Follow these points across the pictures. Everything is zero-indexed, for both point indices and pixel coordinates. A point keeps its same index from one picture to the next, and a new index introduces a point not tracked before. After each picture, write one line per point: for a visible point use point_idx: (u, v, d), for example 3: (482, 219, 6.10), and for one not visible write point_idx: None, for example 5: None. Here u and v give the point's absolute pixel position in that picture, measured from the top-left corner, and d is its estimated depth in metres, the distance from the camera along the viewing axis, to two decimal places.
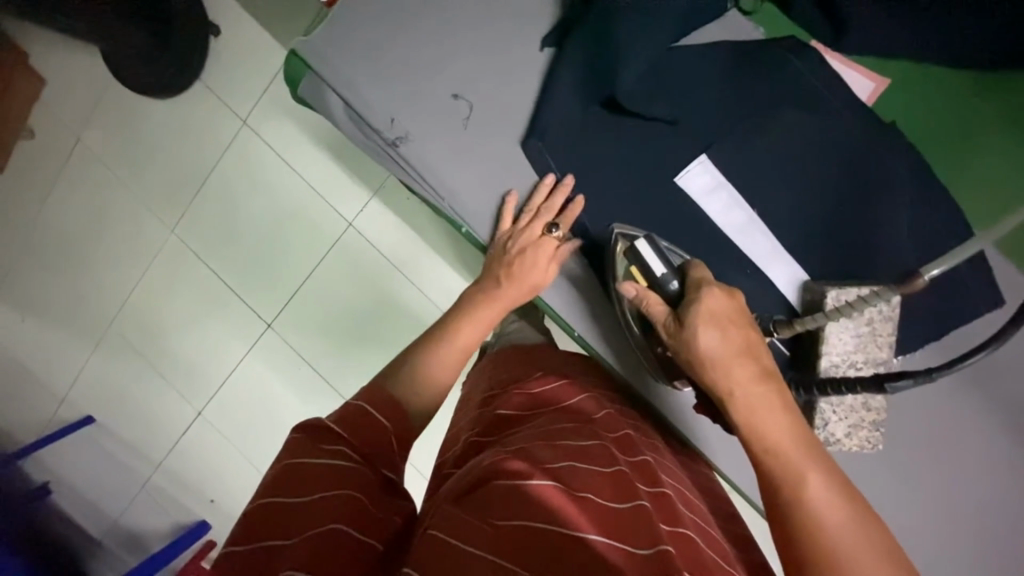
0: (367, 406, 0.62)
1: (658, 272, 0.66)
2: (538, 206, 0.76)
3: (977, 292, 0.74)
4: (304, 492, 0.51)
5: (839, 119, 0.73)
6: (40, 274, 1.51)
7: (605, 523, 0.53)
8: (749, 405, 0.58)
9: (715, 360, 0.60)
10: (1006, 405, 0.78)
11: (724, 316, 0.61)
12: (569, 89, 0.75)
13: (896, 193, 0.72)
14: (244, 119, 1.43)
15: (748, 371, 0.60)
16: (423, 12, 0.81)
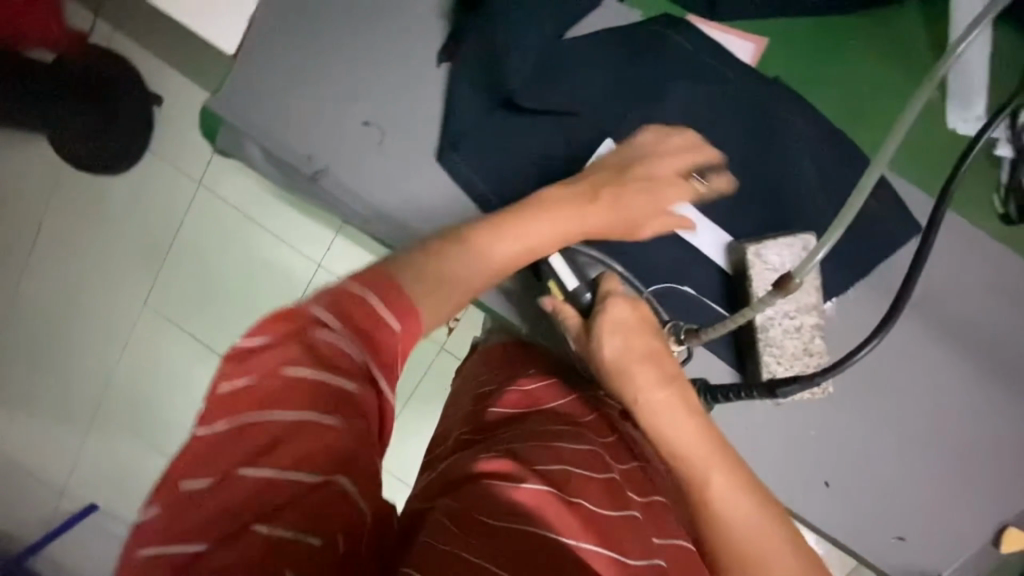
0: (358, 288, 0.52)
1: (571, 286, 0.68)
2: (660, 150, 0.72)
3: (896, 224, 0.76)
4: (287, 433, 0.44)
5: (732, 81, 0.75)
6: (17, 372, 1.50)
7: (597, 531, 0.50)
8: (652, 409, 0.62)
9: (626, 372, 0.64)
10: (950, 328, 0.79)
11: (628, 324, 0.64)
12: (470, 99, 0.77)
13: (795, 145, 0.75)
14: (199, 180, 1.44)
15: (650, 375, 0.63)
16: (319, 47, 0.83)
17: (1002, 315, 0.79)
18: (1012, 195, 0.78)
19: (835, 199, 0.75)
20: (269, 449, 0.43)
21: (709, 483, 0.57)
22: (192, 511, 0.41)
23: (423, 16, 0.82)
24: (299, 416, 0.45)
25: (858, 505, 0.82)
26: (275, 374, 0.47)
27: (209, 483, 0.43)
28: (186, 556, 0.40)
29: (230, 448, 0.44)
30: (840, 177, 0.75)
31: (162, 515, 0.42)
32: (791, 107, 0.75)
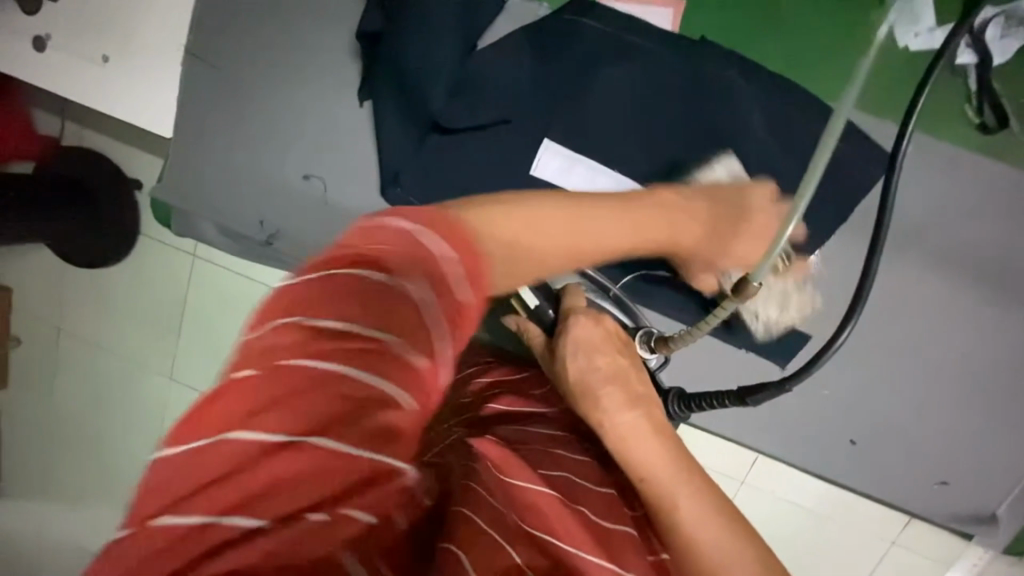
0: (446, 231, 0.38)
1: (533, 303, 0.66)
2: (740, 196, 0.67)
3: (867, 156, 0.69)
4: (346, 384, 0.32)
5: (659, 52, 0.71)
6: (72, 463, 1.62)
7: (600, 541, 0.48)
8: (620, 433, 0.58)
9: (590, 389, 0.61)
10: (954, 256, 0.73)
11: (593, 344, 0.63)
12: (397, 133, 0.76)
13: (740, 103, 0.70)
14: (193, 251, 1.40)
15: (615, 398, 0.60)
16: (243, 114, 0.83)
17: (1010, 231, 0.73)
18: (985, 101, 0.72)
19: (796, 149, 0.71)
20: (317, 395, 0.31)
21: (685, 517, 0.51)
22: (222, 461, 0.30)
23: (334, 58, 0.79)
24: (356, 375, 0.33)
25: (888, 458, 0.79)
26: (334, 311, 0.34)
27: (240, 426, 0.31)
28: (201, 520, 0.29)
29: (263, 391, 0.31)
30: (797, 124, 0.70)
31: (184, 443, 0.31)
32: (728, 64, 0.70)
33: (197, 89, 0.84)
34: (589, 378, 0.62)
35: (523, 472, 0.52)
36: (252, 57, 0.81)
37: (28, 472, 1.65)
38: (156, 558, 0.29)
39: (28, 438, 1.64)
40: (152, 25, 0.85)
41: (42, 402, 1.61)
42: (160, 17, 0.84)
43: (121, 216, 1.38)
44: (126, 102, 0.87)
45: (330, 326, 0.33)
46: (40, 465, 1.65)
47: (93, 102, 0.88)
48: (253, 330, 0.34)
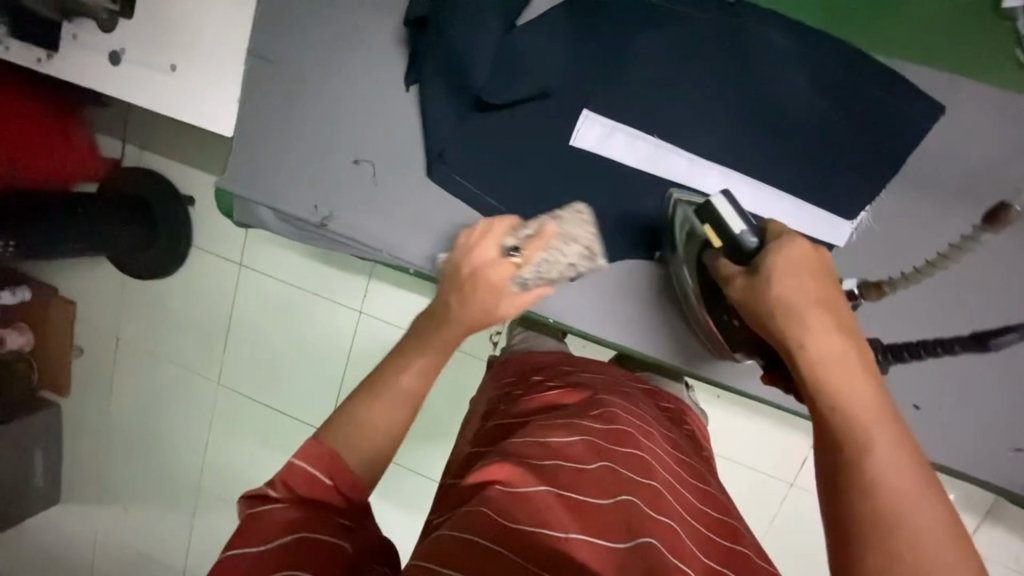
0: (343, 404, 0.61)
1: (736, 229, 0.62)
2: (560, 248, 0.73)
3: (916, 107, 0.68)
4: (270, 521, 0.50)
5: (696, 16, 0.72)
6: (133, 457, 1.73)
7: (585, 521, 0.54)
8: (823, 357, 0.48)
9: (790, 311, 0.50)
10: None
11: (807, 267, 0.53)
12: (443, 114, 0.80)
13: (780, 61, 0.70)
14: (240, 260, 1.48)
15: (825, 321, 0.49)
16: (296, 108, 0.88)
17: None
18: None
19: (839, 103, 0.70)
20: (261, 536, 0.49)
21: (875, 458, 0.42)
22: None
23: (381, 47, 0.84)
24: (263, 526, 0.50)
25: (964, 429, 0.77)
26: (274, 482, 0.53)
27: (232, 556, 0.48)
28: None
29: (244, 531, 0.50)
30: (841, 78, 0.69)
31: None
32: (769, 22, 0.70)
33: (256, 90, 0.90)
34: (797, 301, 0.51)
35: (521, 476, 0.57)
36: (304, 55, 0.88)
37: (93, 465, 1.78)
38: None
39: (92, 434, 1.75)
40: (212, 32, 0.91)
41: (105, 405, 1.71)
42: (221, 25, 0.91)
43: (174, 230, 1.46)
44: (198, 105, 0.94)
45: (274, 489, 0.52)
46: (104, 459, 1.76)
47: (167, 109, 0.96)
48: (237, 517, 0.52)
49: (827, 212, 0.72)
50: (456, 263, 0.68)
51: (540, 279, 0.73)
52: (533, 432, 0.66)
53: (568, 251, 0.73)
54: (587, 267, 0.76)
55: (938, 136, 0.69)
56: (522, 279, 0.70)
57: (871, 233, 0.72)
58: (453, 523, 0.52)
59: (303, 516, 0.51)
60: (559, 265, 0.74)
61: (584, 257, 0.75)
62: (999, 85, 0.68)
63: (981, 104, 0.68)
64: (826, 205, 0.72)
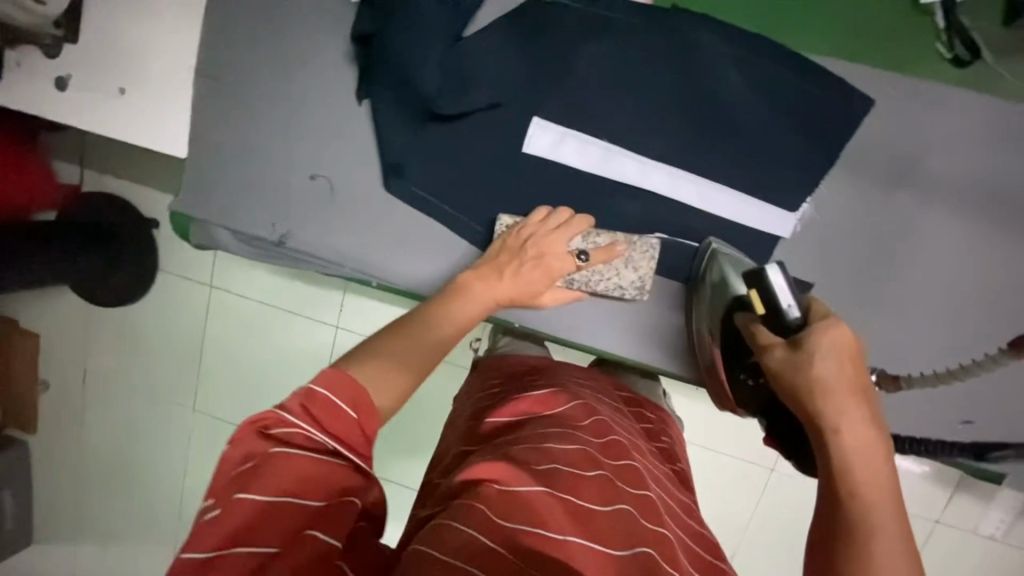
0: (392, 331, 0.63)
1: (783, 302, 0.57)
2: (615, 268, 0.77)
3: (847, 101, 0.71)
4: (286, 458, 0.48)
5: (635, 23, 0.74)
6: (105, 491, 1.67)
7: (581, 523, 0.55)
8: (851, 446, 0.47)
9: (831, 392, 0.49)
10: (956, 188, 0.72)
11: (849, 351, 0.51)
12: (396, 127, 0.81)
13: (717, 63, 0.73)
14: (209, 282, 1.46)
15: (862, 410, 0.48)
16: (250, 127, 0.88)
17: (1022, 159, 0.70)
18: (955, 35, 0.70)
19: (776, 100, 0.73)
20: (276, 473, 0.47)
21: (882, 553, 0.42)
22: (231, 521, 0.44)
23: (331, 63, 0.84)
24: (280, 454, 0.48)
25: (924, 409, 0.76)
26: (294, 408, 0.50)
27: (242, 491, 0.46)
28: (207, 556, 0.43)
29: (253, 468, 0.47)
30: (775, 76, 0.72)
31: (213, 515, 0.44)
32: (704, 26, 0.72)
33: (209, 110, 0.89)
34: (835, 392, 0.49)
35: (516, 475, 0.57)
36: (254, 74, 0.87)
37: (64, 503, 1.71)
38: (216, 553, 0.43)
39: (62, 470, 1.69)
40: (160, 54, 0.91)
41: (74, 439, 1.66)
42: (172, 49, 0.90)
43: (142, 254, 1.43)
44: (153, 130, 0.93)
45: (292, 416, 0.50)
46: (76, 496, 1.70)
47: (120, 133, 0.94)
48: (245, 439, 0.49)
49: (772, 205, 0.75)
50: (516, 236, 0.75)
51: (583, 284, 0.78)
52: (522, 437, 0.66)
53: (625, 273, 0.77)
54: (632, 297, 0.79)
55: (871, 129, 0.72)
56: (570, 277, 0.78)
57: (815, 224, 0.75)
58: (448, 514, 0.53)
59: (320, 460, 0.49)
60: (609, 280, 0.78)
61: (633, 287, 0.78)
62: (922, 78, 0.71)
63: (909, 96, 0.71)
64: (771, 198, 0.74)
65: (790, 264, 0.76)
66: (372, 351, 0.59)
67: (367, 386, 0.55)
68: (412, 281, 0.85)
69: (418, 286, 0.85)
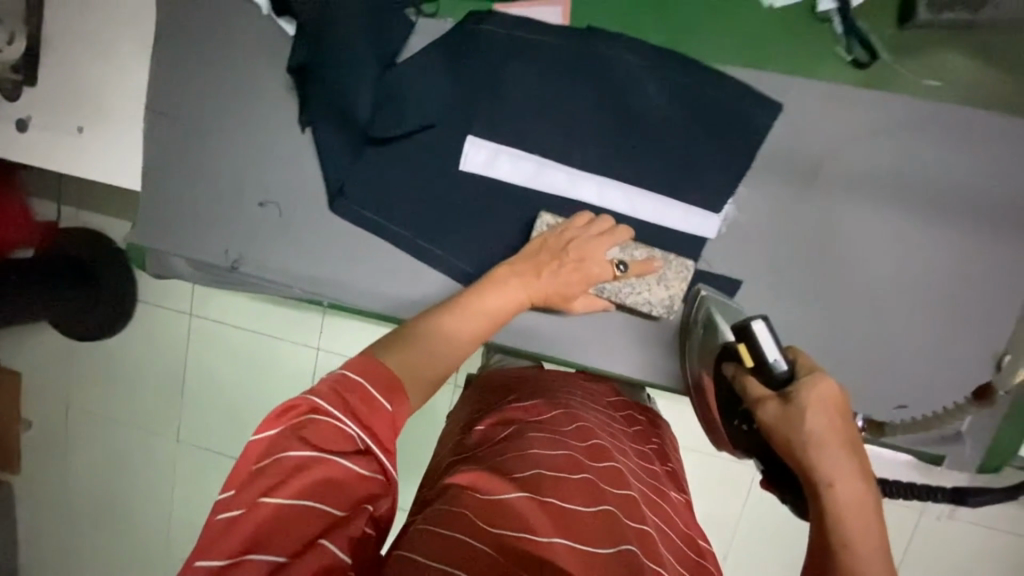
0: (422, 330, 0.65)
1: (770, 356, 0.56)
2: (648, 284, 0.78)
3: (758, 106, 0.75)
4: (307, 459, 0.49)
5: (555, 43, 0.78)
6: (85, 527, 1.66)
7: (564, 526, 0.54)
8: (844, 504, 0.48)
9: (822, 448, 0.50)
10: (869, 181, 0.76)
11: (838, 404, 0.52)
12: (337, 151, 0.84)
13: (634, 77, 0.77)
14: (189, 311, 1.46)
15: (849, 463, 0.49)
16: (200, 159, 0.91)
17: (927, 149, 0.74)
18: (852, 38, 0.74)
19: (692, 108, 0.76)
20: (300, 474, 0.48)
21: None
22: (246, 522, 0.45)
23: (274, 94, 0.88)
24: (307, 449, 0.49)
25: (861, 394, 0.78)
26: (331, 396, 0.52)
27: (264, 494, 0.47)
28: (220, 562, 0.44)
29: (271, 471, 0.48)
30: (689, 86, 0.76)
31: (228, 516, 0.46)
32: (618, 43, 0.77)
33: (163, 145, 0.93)
34: (823, 447, 0.49)
35: (499, 484, 0.57)
36: (203, 108, 0.91)
37: (44, 542, 1.69)
38: (230, 558, 0.44)
39: (41, 508, 1.68)
40: (110, 93, 0.93)
41: (53, 475, 1.65)
42: (122, 90, 0.93)
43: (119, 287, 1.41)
44: (109, 169, 0.95)
45: (329, 408, 0.52)
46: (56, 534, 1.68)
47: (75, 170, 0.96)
48: (268, 432, 0.50)
49: (697, 208, 0.78)
50: (546, 238, 0.77)
51: (615, 295, 0.78)
52: (508, 444, 0.66)
53: (657, 290, 0.78)
54: (660, 315, 0.79)
55: (783, 131, 0.76)
56: (604, 286, 0.78)
57: (740, 223, 0.78)
58: (428, 518, 0.54)
59: (348, 463, 0.50)
60: (639, 295, 0.78)
61: (662, 305, 0.78)
62: (828, 79, 0.76)
63: (817, 97, 0.75)
64: (695, 201, 0.78)
65: (719, 264, 0.79)
66: (399, 347, 0.62)
67: (399, 378, 0.58)
68: (366, 299, 0.87)
69: (368, 303, 0.87)
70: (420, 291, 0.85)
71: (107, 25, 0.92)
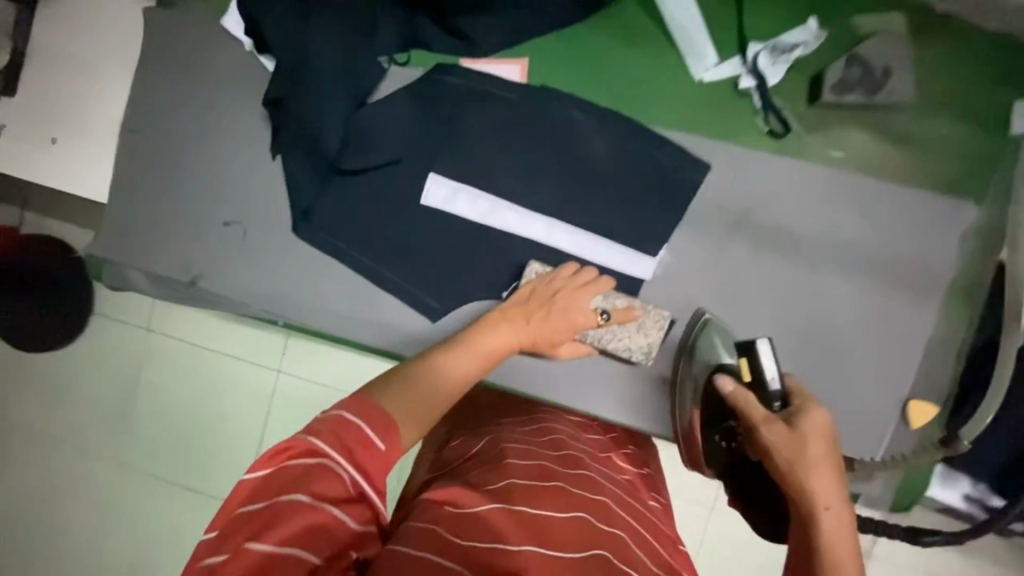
0: (420, 366, 0.64)
1: (768, 375, 0.69)
2: (628, 331, 0.83)
3: (689, 165, 0.84)
4: (297, 502, 0.48)
5: (513, 97, 0.86)
6: None
7: (534, 533, 0.52)
8: (828, 522, 0.53)
9: (811, 470, 0.55)
10: (787, 237, 0.85)
11: (826, 432, 0.59)
12: (306, 179, 0.89)
13: (582, 132, 0.86)
14: (143, 325, 1.36)
15: (833, 486, 0.55)
16: (171, 178, 0.94)
17: (837, 212, 0.84)
18: (769, 113, 0.85)
19: (633, 163, 0.85)
20: (288, 520, 0.47)
21: None
22: (236, 564, 0.45)
23: (250, 122, 0.93)
24: (296, 489, 0.49)
25: None
26: (324, 434, 0.52)
27: (251, 539, 0.46)
28: None
29: (262, 514, 0.47)
30: (629, 144, 0.85)
31: (212, 558, 0.46)
32: (569, 102, 0.86)
33: (134, 162, 0.95)
34: (815, 469, 0.55)
35: (472, 497, 0.56)
36: (179, 131, 0.95)
37: None
38: None
39: None
40: (88, 110, 0.97)
41: None
42: (100, 110, 0.97)
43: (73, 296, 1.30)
44: (75, 181, 0.97)
45: (323, 445, 0.51)
46: None
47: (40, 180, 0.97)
48: (257, 472, 0.50)
49: (636, 252, 0.85)
50: (534, 286, 0.81)
51: (597, 341, 0.83)
52: (485, 459, 0.65)
53: (636, 337, 0.83)
54: (638, 360, 0.84)
55: (712, 188, 0.85)
56: (588, 332, 0.83)
57: (675, 267, 0.85)
58: (400, 538, 0.51)
59: (339, 510, 0.49)
60: (619, 341, 0.83)
61: (641, 351, 0.83)
62: (747, 146, 0.85)
63: (741, 160, 0.85)
64: (634, 246, 0.85)
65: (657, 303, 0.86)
66: (395, 385, 0.61)
67: (395, 420, 0.57)
68: (320, 320, 0.90)
69: (324, 325, 0.90)
70: (376, 315, 0.89)
71: (94, 48, 0.97)
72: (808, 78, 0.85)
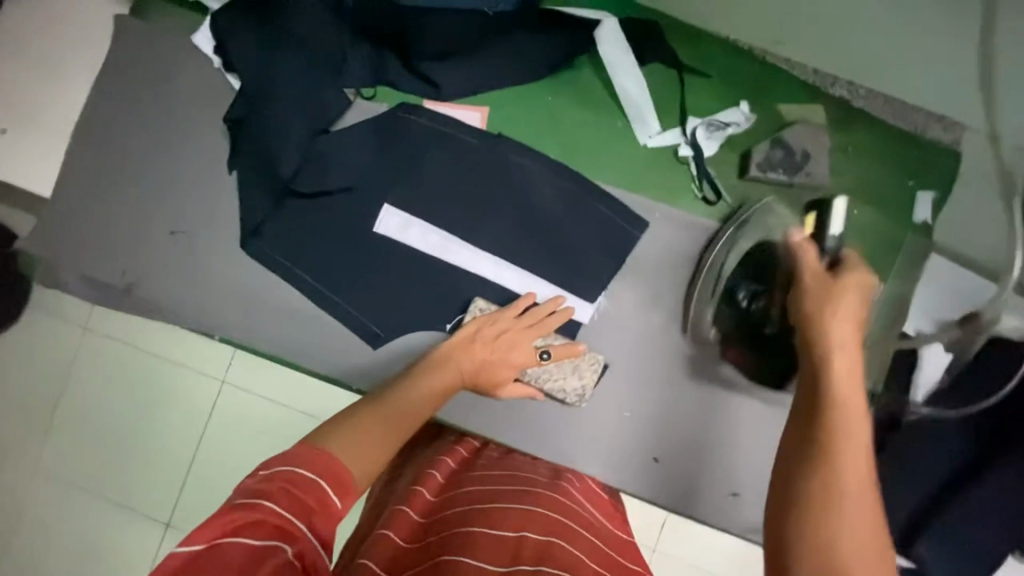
0: (364, 406, 0.66)
1: (833, 230, 0.77)
2: (566, 373, 0.85)
3: (629, 221, 0.90)
4: None
5: (470, 141, 0.91)
6: None
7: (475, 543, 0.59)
8: (839, 364, 0.56)
9: (832, 315, 0.60)
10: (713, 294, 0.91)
11: (856, 285, 0.64)
12: (260, 197, 0.90)
13: (532, 180, 0.91)
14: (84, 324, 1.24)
15: (848, 333, 0.58)
16: (120, 182, 0.93)
17: None
18: (703, 180, 0.92)
19: (576, 214, 0.90)
20: None
21: (848, 459, 0.49)
22: None
23: (210, 136, 0.94)
24: None
25: (701, 478, 0.88)
26: (267, 492, 0.49)
27: None
28: None
29: None
30: (574, 196, 0.90)
31: None
32: (522, 151, 0.91)
33: (84, 162, 0.94)
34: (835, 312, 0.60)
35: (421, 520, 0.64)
36: (135, 137, 0.94)
37: None
38: None
39: None
40: (41, 107, 0.96)
41: None
42: (54, 110, 0.95)
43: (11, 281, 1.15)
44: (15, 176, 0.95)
45: (264, 509, 0.47)
46: None
47: None
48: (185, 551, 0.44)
49: (574, 297, 0.89)
50: (478, 326, 0.83)
51: (535, 380, 0.85)
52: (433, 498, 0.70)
53: (571, 379, 0.85)
54: (571, 402, 0.86)
55: (648, 244, 0.91)
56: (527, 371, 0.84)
57: (610, 313, 0.90)
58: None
59: None
60: (555, 381, 0.85)
61: (574, 393, 0.85)
62: (682, 208, 0.92)
63: (675, 221, 0.91)
64: (573, 291, 0.89)
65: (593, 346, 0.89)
66: (338, 427, 0.60)
67: (341, 457, 0.56)
68: (258, 337, 0.89)
69: (261, 342, 0.90)
70: (316, 336, 0.89)
71: (57, 46, 0.96)
72: (739, 153, 0.93)
